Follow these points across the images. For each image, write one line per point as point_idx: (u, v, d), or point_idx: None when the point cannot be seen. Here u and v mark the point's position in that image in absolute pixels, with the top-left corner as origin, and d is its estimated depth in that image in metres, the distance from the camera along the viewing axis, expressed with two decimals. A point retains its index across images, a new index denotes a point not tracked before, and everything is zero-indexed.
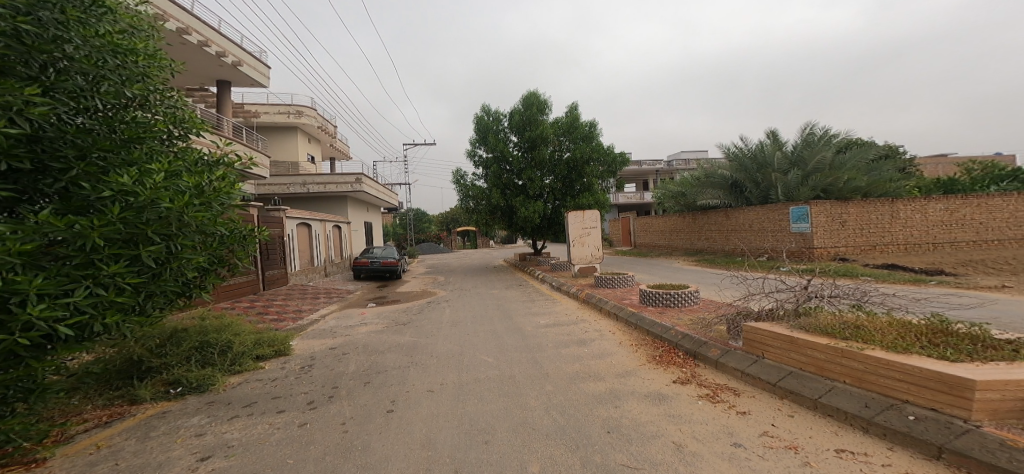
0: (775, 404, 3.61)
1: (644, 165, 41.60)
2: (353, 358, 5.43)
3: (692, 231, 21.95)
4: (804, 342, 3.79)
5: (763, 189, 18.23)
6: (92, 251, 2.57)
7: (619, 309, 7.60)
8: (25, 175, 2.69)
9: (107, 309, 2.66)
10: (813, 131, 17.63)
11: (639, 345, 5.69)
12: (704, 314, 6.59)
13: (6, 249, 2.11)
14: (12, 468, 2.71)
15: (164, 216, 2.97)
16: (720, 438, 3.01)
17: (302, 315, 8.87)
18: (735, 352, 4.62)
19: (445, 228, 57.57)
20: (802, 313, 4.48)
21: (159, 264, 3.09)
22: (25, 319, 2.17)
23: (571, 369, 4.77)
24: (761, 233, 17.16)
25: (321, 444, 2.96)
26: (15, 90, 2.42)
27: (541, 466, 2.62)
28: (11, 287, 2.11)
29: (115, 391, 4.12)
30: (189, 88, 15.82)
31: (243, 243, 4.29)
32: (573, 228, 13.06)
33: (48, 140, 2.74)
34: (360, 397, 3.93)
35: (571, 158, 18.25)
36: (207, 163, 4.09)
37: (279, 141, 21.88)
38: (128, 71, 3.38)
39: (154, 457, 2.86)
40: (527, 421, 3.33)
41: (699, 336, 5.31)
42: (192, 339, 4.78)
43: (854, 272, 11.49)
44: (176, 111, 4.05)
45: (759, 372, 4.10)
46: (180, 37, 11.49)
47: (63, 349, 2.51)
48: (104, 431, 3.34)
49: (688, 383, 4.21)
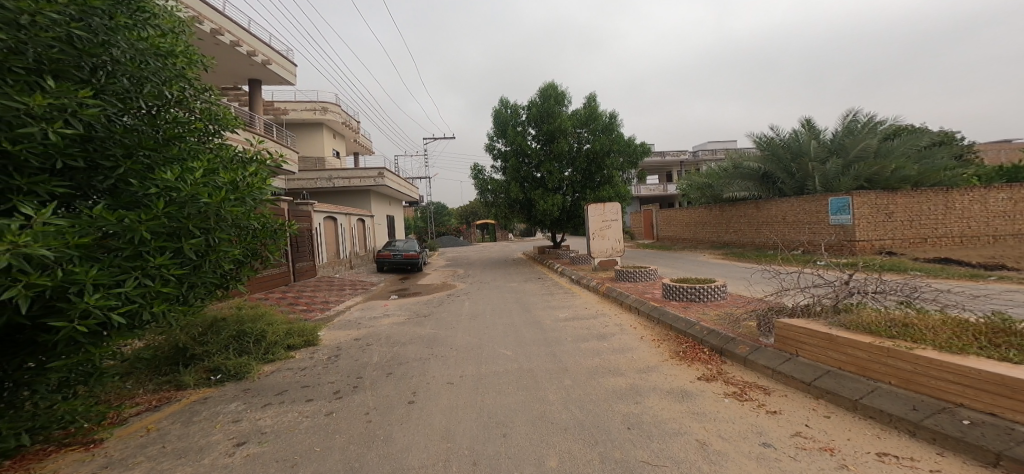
0: (810, 404, 3.40)
1: (668, 157, 40.35)
2: (376, 349, 5.58)
3: (719, 224, 21.09)
4: (843, 341, 3.54)
5: (799, 180, 17.29)
6: (140, 244, 2.73)
7: (640, 302, 7.42)
8: (80, 173, 2.83)
9: (154, 299, 2.78)
10: (856, 119, 16.59)
11: (662, 341, 5.50)
12: (732, 309, 6.32)
13: (67, 242, 2.19)
14: (74, 447, 2.94)
15: (203, 211, 3.12)
16: (748, 438, 2.85)
17: (328, 306, 9.21)
18: (765, 349, 4.37)
19: (466, 222, 58.88)
20: (842, 309, 4.17)
21: (199, 256, 3.26)
22: (83, 308, 2.26)
23: (590, 363, 4.66)
24: (796, 226, 16.20)
25: (346, 432, 3.05)
26: (70, 93, 2.53)
27: (559, 462, 2.57)
28: (69, 277, 2.18)
29: (162, 377, 4.40)
30: (225, 87, 16.79)
31: (275, 237, 4.42)
32: (593, 221, 12.85)
33: (99, 140, 2.90)
34: (384, 388, 4.02)
35: (591, 150, 18.07)
36: (240, 160, 4.30)
37: (306, 137, 22.92)
38: (168, 72, 3.57)
39: (196, 441, 3.03)
40: (545, 415, 3.28)
41: (726, 332, 5.07)
42: (230, 329, 5.05)
43: (902, 266, 10.68)
44: (210, 107, 4.25)
45: (793, 371, 3.85)
46: (213, 38, 12.19)
47: (117, 337, 2.62)
48: (153, 415, 3.57)
49: (714, 381, 4.03)
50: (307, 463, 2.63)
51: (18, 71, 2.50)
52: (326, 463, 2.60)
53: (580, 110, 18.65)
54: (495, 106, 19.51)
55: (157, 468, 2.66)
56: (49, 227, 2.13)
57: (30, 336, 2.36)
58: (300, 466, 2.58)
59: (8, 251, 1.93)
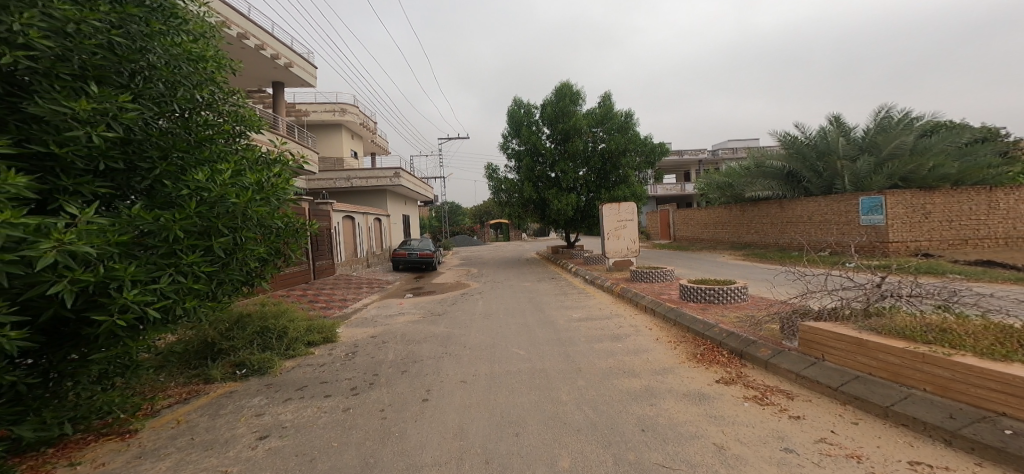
0: (835, 409, 3.24)
1: (685, 156, 39.59)
2: (392, 347, 5.66)
3: (740, 224, 20.46)
4: (873, 345, 3.36)
5: (827, 178, 16.38)
6: (174, 242, 2.88)
7: (656, 303, 7.23)
8: (121, 174, 3.03)
9: (186, 295, 2.93)
10: (889, 115, 15.92)
11: (678, 342, 5.34)
12: (753, 311, 6.09)
13: (106, 239, 2.36)
14: (111, 437, 3.11)
15: (231, 211, 3.25)
16: (768, 442, 2.74)
17: (346, 304, 9.42)
18: (788, 353, 4.19)
19: (479, 221, 59.47)
20: (873, 313, 3.97)
21: (227, 255, 3.40)
22: (121, 302, 2.40)
23: (604, 364, 4.57)
24: (824, 226, 15.58)
25: (362, 429, 3.09)
26: (111, 97, 2.68)
27: (571, 462, 2.53)
28: (110, 273, 2.34)
29: (192, 370, 4.58)
30: (250, 90, 17.44)
31: (296, 236, 4.45)
32: (607, 221, 12.69)
33: (136, 142, 3.09)
34: (399, 385, 4.06)
35: (606, 149, 17.97)
36: (265, 162, 4.26)
37: (326, 138, 23.66)
38: (198, 76, 3.69)
39: (221, 434, 3.13)
40: (558, 416, 3.23)
41: (747, 335, 4.89)
42: (255, 324, 5.18)
43: (939, 268, 10.07)
44: (238, 110, 4.28)
45: (817, 375, 3.67)
46: (240, 42, 12.74)
47: (152, 331, 2.77)
48: (183, 407, 3.73)
49: (733, 384, 3.88)
50: (325, 457, 2.68)
51: (64, 77, 2.63)
52: (343, 459, 2.64)
53: (595, 110, 18.55)
54: (509, 106, 19.56)
55: (184, 458, 2.77)
56: (92, 225, 2.29)
57: (75, 329, 2.53)
58: (318, 461, 2.63)
59: (54, 248, 2.11)
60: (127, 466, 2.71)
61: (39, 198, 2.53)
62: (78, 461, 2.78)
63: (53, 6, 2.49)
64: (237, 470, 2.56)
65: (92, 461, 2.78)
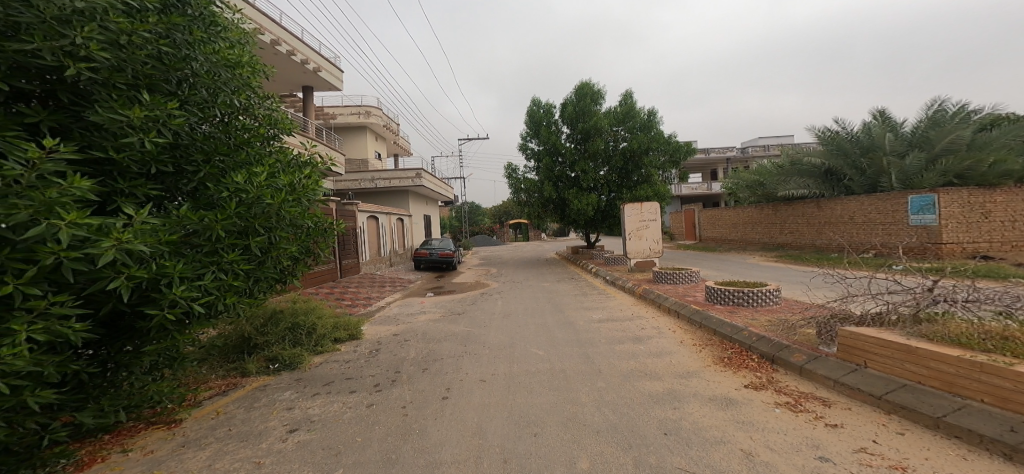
0: (877, 419, 3.09)
1: (713, 155, 38.15)
2: (413, 345, 5.74)
3: (772, 225, 19.48)
4: (924, 353, 3.21)
5: (871, 176, 15.47)
6: (216, 241, 3.09)
7: (681, 305, 6.97)
8: (170, 177, 3.28)
9: (226, 291, 3.13)
10: (943, 108, 14.75)
11: (704, 346, 5.11)
12: (786, 315, 5.78)
13: (159, 238, 2.59)
14: (159, 426, 3.33)
15: (266, 211, 3.44)
16: (801, 450, 2.64)
17: (370, 302, 9.63)
18: (826, 359, 3.98)
19: (499, 222, 59.69)
20: (924, 319, 3.71)
21: (263, 253, 3.59)
22: (171, 298, 2.60)
23: (625, 366, 4.43)
24: (867, 226, 14.57)
25: (384, 425, 3.14)
26: (162, 105, 2.95)
27: (590, 464, 2.49)
28: (162, 270, 2.57)
29: (230, 364, 4.81)
30: (282, 94, 18.14)
31: (325, 235, 4.55)
32: (629, 221, 12.41)
33: (183, 146, 3.31)
34: (420, 383, 4.10)
35: (628, 148, 17.69)
36: (296, 163, 4.43)
37: (351, 140, 24.44)
38: (237, 82, 3.88)
39: (256, 426, 3.28)
40: (577, 416, 3.17)
41: (779, 339, 4.64)
42: (287, 321, 5.36)
43: (1000, 271, 9.23)
44: (272, 113, 4.45)
45: (858, 383, 3.50)
46: (273, 48, 13.22)
47: (197, 325, 2.97)
48: (223, 399, 3.94)
49: (762, 390, 3.71)
50: (349, 451, 2.75)
51: (120, 86, 2.85)
52: (367, 453, 2.70)
53: (616, 108, 18.30)
54: (528, 106, 19.52)
55: (221, 448, 2.92)
56: (147, 225, 2.51)
57: (130, 322, 2.75)
58: (343, 455, 2.70)
59: (114, 247, 2.33)
60: (173, 454, 2.91)
61: (100, 199, 2.79)
62: (130, 448, 3.01)
63: (109, 19, 2.69)
64: (269, 462, 2.67)
65: (142, 448, 3.01)
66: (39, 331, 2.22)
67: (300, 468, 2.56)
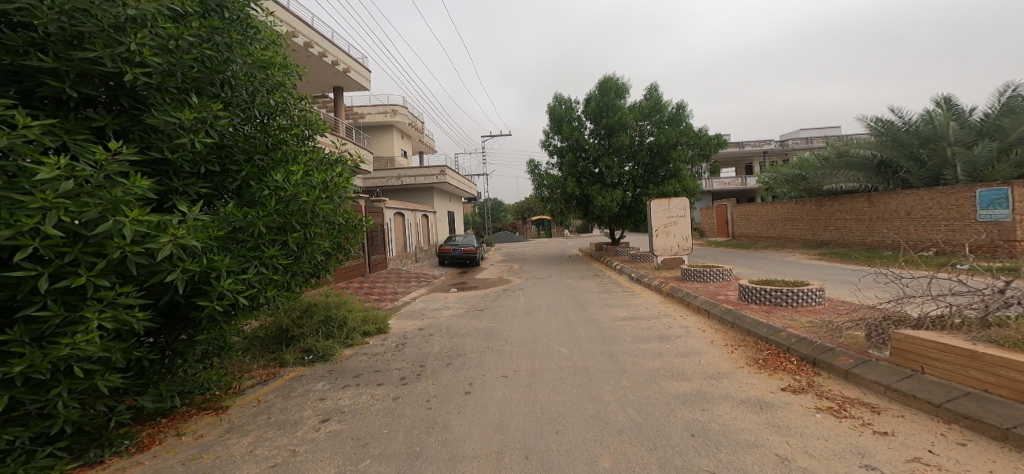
0: (935, 428, 2.80)
1: (748, 148, 36.35)
2: (438, 340, 5.82)
3: (815, 221, 18.33)
4: (992, 359, 2.88)
5: (932, 168, 14.29)
6: (258, 237, 3.30)
7: (711, 304, 6.65)
8: (217, 176, 3.54)
9: (267, 285, 3.33)
10: (1018, 94, 13.30)
11: (737, 346, 4.84)
12: (830, 316, 5.38)
13: (207, 234, 2.80)
14: (208, 411, 3.58)
15: (302, 208, 3.64)
16: (844, 457, 2.43)
17: (397, 297, 9.86)
18: (878, 364, 3.66)
19: (521, 218, 59.89)
20: (992, 324, 3.36)
21: (299, 249, 3.78)
22: (218, 290, 2.82)
23: (651, 365, 4.27)
24: (929, 222, 13.47)
25: (409, 418, 3.19)
26: (208, 108, 3.19)
27: (613, 463, 2.41)
28: (211, 264, 2.78)
29: (271, 354, 5.09)
30: (315, 95, 19.06)
31: (355, 231, 4.74)
32: (656, 217, 12.00)
33: (228, 147, 3.56)
34: (444, 377, 4.14)
35: (654, 143, 17.45)
36: (328, 161, 4.63)
37: (378, 138, 25.37)
38: (272, 83, 4.09)
39: (291, 415, 3.43)
40: (600, 415, 3.07)
41: (822, 342, 4.33)
42: (321, 313, 5.60)
43: None
44: (305, 114, 4.65)
45: (914, 390, 3.18)
46: (306, 50, 14.00)
47: (241, 316, 3.18)
48: (263, 387, 4.16)
49: (802, 393, 3.46)
50: (376, 442, 2.82)
51: (171, 90, 3.12)
52: (391, 446, 2.74)
53: (642, 103, 18.04)
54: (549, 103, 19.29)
55: (261, 435, 3.08)
56: (197, 222, 2.73)
57: (185, 313, 2.99)
58: (370, 446, 2.77)
59: (170, 241, 2.55)
60: (220, 438, 3.11)
61: (158, 197, 3.07)
62: (183, 432, 3.25)
63: (158, 26, 2.94)
64: (303, 450, 2.79)
65: (193, 432, 3.23)
66: (108, 319, 2.46)
67: (331, 458, 2.65)
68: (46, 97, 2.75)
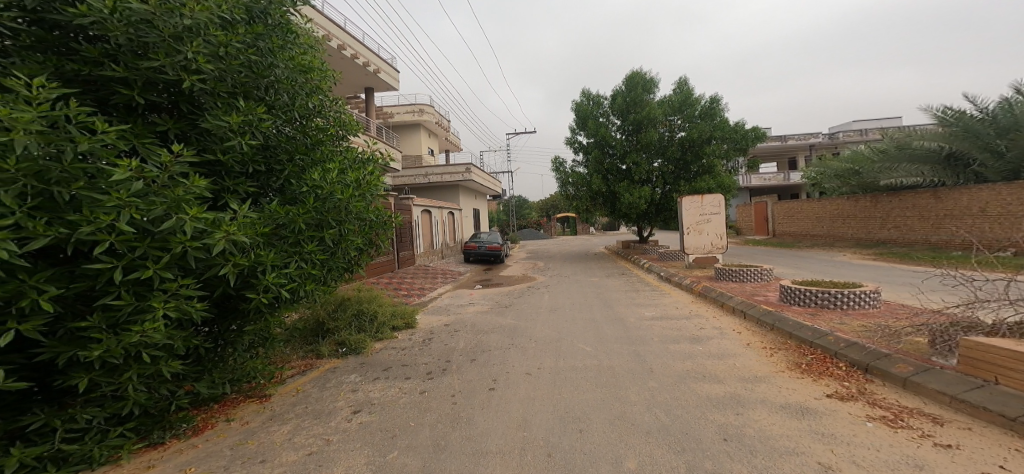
0: (1010, 443, 2.46)
1: (791, 142, 34.19)
2: (463, 335, 5.88)
3: (869, 219, 16.90)
4: None
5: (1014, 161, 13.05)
6: (299, 234, 3.50)
7: (747, 305, 6.25)
8: (263, 175, 3.79)
9: (306, 279, 3.52)
10: None
11: (775, 350, 4.50)
12: (884, 320, 4.92)
13: (255, 231, 3.01)
14: (252, 398, 3.80)
15: (337, 206, 3.84)
16: (898, 469, 2.19)
17: (424, 293, 10.06)
18: (943, 373, 3.28)
19: (549, 216, 59.65)
20: None
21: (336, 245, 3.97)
22: (264, 284, 3.02)
23: (681, 366, 4.06)
24: (1010, 219, 12.05)
25: (435, 412, 3.22)
26: (253, 111, 3.45)
27: (638, 465, 2.31)
28: (257, 259, 2.99)
29: (308, 346, 5.35)
30: (347, 96, 19.90)
31: (386, 227, 4.92)
32: (687, 215, 11.47)
33: (271, 147, 3.81)
34: (469, 373, 4.16)
35: (686, 138, 16.87)
36: (360, 160, 4.84)
37: (406, 136, 26.20)
38: (309, 86, 4.32)
39: (326, 405, 3.57)
40: (626, 415, 2.95)
41: (877, 348, 3.93)
42: (353, 307, 5.82)
43: None
44: (340, 116, 4.87)
45: (985, 401, 2.82)
46: (339, 52, 14.72)
47: (283, 308, 3.38)
48: (302, 378, 4.37)
49: (851, 401, 3.15)
50: (404, 434, 2.87)
51: (222, 95, 3.40)
52: (417, 438, 2.78)
53: (671, 97, 17.56)
54: (575, 100, 19.10)
55: (299, 424, 3.23)
56: (245, 219, 2.95)
57: (234, 304, 3.22)
58: (398, 438, 2.82)
59: (223, 237, 2.77)
60: (263, 425, 3.29)
61: (212, 195, 3.35)
62: (231, 418, 3.47)
63: (211, 34, 3.21)
64: (336, 440, 2.89)
65: (240, 419, 3.45)
66: (171, 308, 2.69)
67: (362, 448, 2.73)
68: (117, 103, 3.09)
